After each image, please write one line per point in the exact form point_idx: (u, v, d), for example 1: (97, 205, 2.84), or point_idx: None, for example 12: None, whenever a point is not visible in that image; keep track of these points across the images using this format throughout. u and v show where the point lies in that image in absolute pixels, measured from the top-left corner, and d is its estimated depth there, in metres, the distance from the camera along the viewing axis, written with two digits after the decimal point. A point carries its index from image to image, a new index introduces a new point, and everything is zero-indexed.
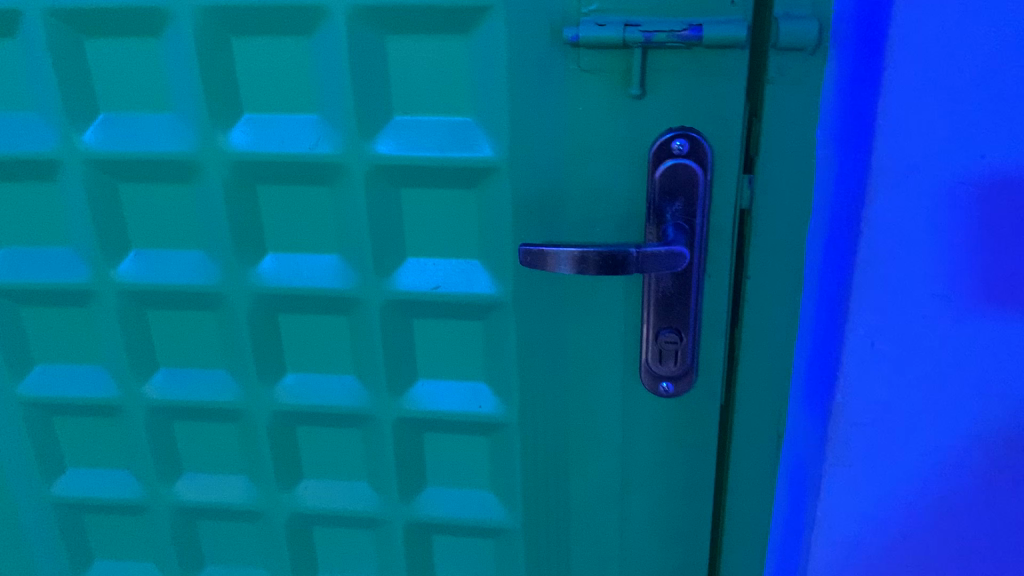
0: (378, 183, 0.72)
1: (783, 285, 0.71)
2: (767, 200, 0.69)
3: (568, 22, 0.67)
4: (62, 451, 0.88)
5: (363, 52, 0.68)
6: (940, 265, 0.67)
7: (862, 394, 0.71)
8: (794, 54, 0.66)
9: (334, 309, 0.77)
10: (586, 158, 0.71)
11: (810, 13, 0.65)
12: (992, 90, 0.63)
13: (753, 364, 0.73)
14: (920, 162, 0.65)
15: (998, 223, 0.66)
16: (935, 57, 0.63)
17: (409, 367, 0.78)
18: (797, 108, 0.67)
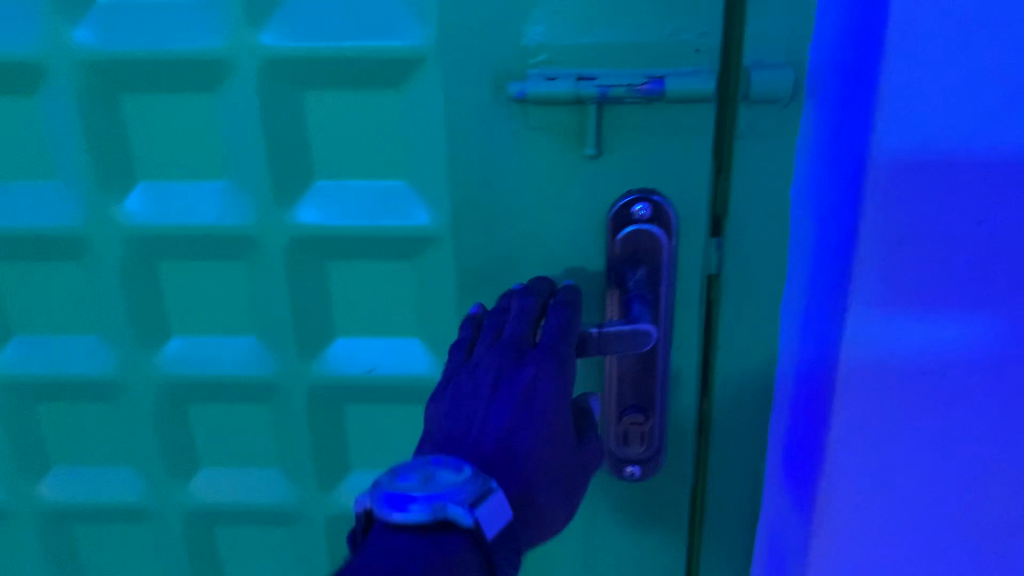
0: (296, 256, 0.68)
1: (755, 357, 0.70)
2: (738, 263, 0.67)
3: (513, 75, 0.61)
4: None
5: (281, 108, 0.63)
6: (933, 340, 0.62)
7: (848, 483, 0.66)
8: (766, 106, 0.61)
9: (252, 397, 0.74)
10: (533, 224, 0.65)
11: (785, 61, 0.60)
12: (996, 138, 0.56)
13: (725, 438, 0.73)
14: (917, 220, 0.58)
15: (998, 289, 0.60)
16: (931, 93, 0.55)
17: (343, 460, 0.77)
18: (768, 168, 0.63)
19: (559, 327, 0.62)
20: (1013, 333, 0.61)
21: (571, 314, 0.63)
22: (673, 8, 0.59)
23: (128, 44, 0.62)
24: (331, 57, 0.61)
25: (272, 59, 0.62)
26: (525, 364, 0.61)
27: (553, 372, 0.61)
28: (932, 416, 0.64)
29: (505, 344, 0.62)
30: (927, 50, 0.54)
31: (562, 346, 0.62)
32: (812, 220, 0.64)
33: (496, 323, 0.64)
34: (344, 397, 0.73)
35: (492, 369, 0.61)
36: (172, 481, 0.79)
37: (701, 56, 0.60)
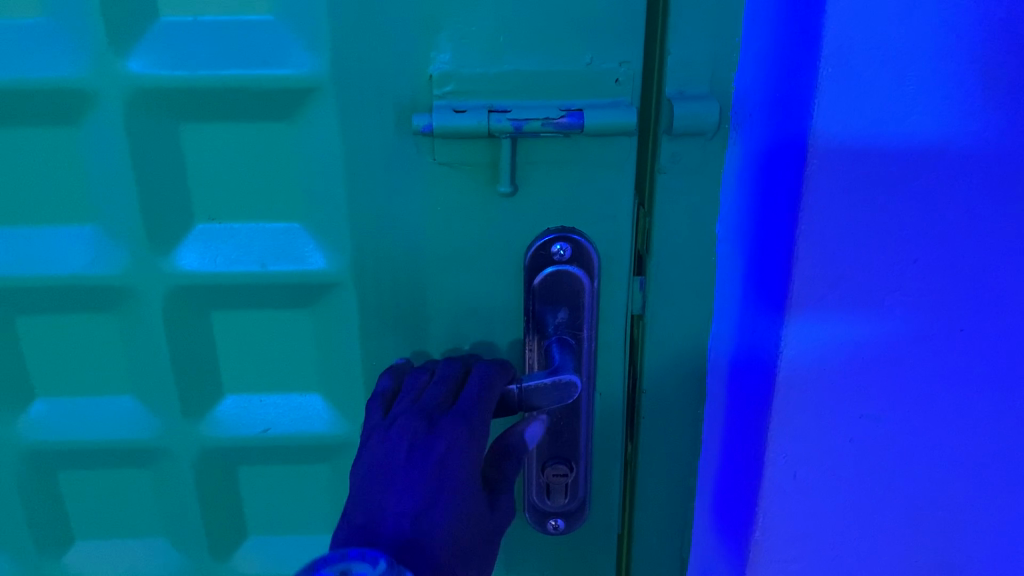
0: (178, 306, 0.61)
1: (682, 402, 0.65)
2: (662, 304, 0.62)
3: (417, 107, 0.55)
4: None
5: (154, 144, 0.56)
6: (869, 383, 0.58)
7: (781, 529, 0.63)
8: (690, 140, 0.57)
9: (134, 461, 0.66)
10: (444, 268, 0.60)
11: (709, 91, 0.56)
12: (928, 174, 0.53)
13: (651, 489, 0.68)
14: (851, 258, 0.55)
15: (933, 330, 0.57)
16: (864, 124, 0.51)
17: (238, 524, 0.69)
18: (687, 206, 0.59)
19: (478, 395, 0.57)
20: (948, 373, 0.58)
21: (492, 382, 0.58)
22: (591, 36, 0.54)
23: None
24: (210, 87, 0.54)
25: (141, 89, 0.54)
26: (438, 435, 0.56)
27: (467, 440, 0.56)
28: (866, 461, 0.61)
29: (418, 412, 0.56)
30: (858, 82, 0.50)
31: (478, 416, 0.57)
32: (742, 258, 0.59)
33: (415, 384, 0.59)
34: (236, 458, 0.66)
35: (404, 441, 0.55)
36: (42, 560, 0.70)
37: (622, 87, 0.56)
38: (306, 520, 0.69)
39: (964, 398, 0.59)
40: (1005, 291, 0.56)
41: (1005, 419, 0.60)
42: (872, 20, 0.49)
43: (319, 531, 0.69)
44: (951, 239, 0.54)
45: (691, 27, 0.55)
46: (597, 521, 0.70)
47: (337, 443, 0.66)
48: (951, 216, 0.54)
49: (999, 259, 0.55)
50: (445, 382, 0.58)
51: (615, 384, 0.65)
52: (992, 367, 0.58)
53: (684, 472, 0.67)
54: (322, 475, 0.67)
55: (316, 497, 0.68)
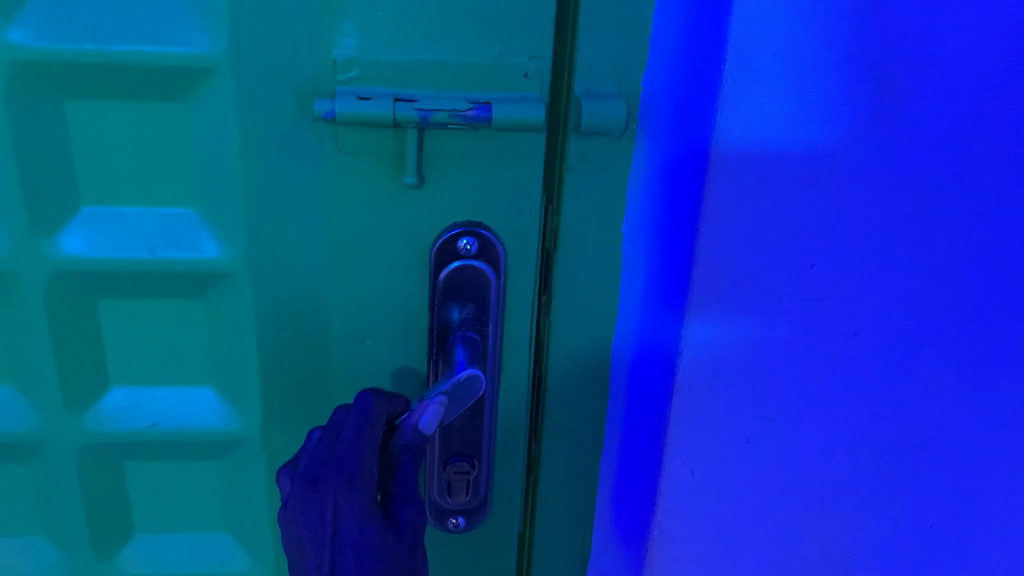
0: (60, 293, 0.57)
1: (585, 404, 0.64)
2: (566, 303, 0.61)
3: (319, 93, 0.54)
4: None
5: (35, 121, 0.53)
6: (770, 382, 0.60)
7: (680, 521, 0.64)
8: (598, 138, 0.56)
9: (10, 455, 0.63)
10: (346, 259, 0.59)
11: (616, 91, 0.55)
12: (830, 183, 0.54)
13: (553, 488, 0.67)
14: (753, 264, 0.56)
15: (835, 327, 0.58)
16: (763, 128, 0.52)
17: (124, 521, 0.66)
18: (593, 206, 0.58)
19: (353, 445, 0.57)
20: (848, 370, 0.60)
21: (367, 424, 0.57)
22: (498, 29, 0.54)
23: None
24: (98, 62, 0.51)
25: (21, 62, 0.51)
26: (324, 494, 0.56)
27: (352, 488, 0.56)
28: (763, 457, 0.62)
29: (302, 476, 0.57)
30: (761, 87, 0.51)
31: (355, 457, 0.57)
32: (647, 260, 0.59)
33: (309, 442, 0.59)
34: (123, 453, 0.64)
35: (296, 505, 0.56)
36: None
37: (530, 82, 0.55)
38: (196, 516, 0.67)
39: (862, 402, 0.61)
40: (905, 296, 0.58)
41: (888, 433, 0.62)
42: (772, 34, 0.50)
43: (210, 528, 0.67)
44: (849, 242, 0.56)
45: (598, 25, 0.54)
46: (498, 519, 0.69)
47: (231, 437, 0.64)
48: (851, 215, 0.55)
49: (901, 256, 0.56)
50: (330, 432, 0.59)
51: (519, 382, 0.65)
52: (892, 367, 0.60)
53: (587, 474, 0.67)
54: (214, 471, 0.65)
55: (208, 494, 0.66)
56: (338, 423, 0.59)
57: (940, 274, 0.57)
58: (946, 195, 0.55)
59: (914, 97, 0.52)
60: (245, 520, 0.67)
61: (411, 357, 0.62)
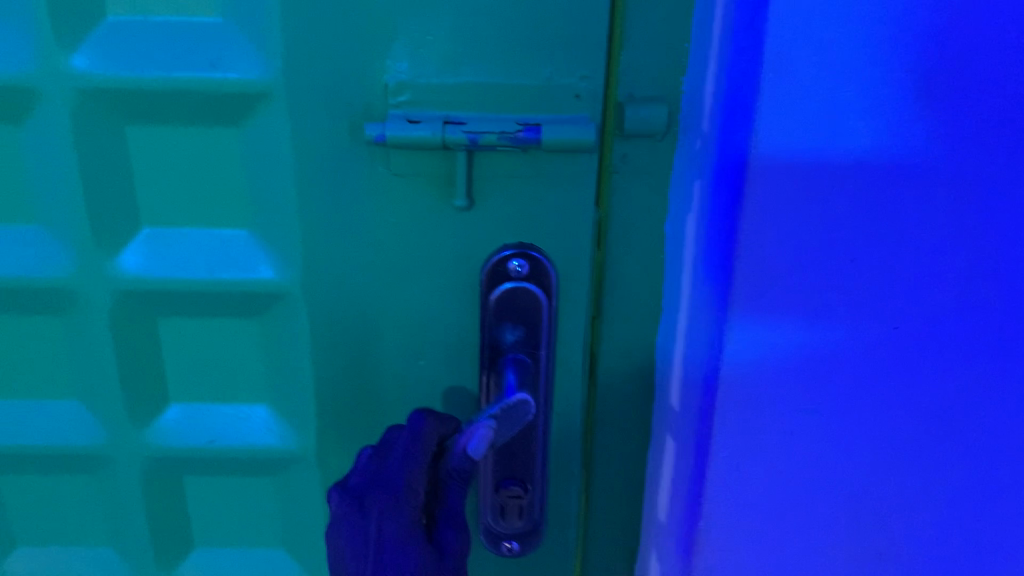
0: (124, 312, 0.59)
1: (633, 403, 0.65)
2: (615, 306, 0.62)
3: (371, 116, 0.54)
4: None
5: (97, 146, 0.54)
6: (816, 385, 0.52)
7: (722, 543, 0.56)
8: (641, 139, 0.57)
9: (77, 467, 0.65)
10: (397, 280, 0.59)
11: (658, 95, 0.55)
12: (871, 170, 0.48)
13: (602, 485, 0.68)
14: (793, 270, 0.49)
15: (886, 325, 0.51)
16: (799, 99, 0.46)
17: (184, 534, 0.68)
18: (639, 206, 0.59)
19: (401, 465, 0.57)
20: (903, 375, 0.52)
21: (416, 446, 0.57)
22: (549, 50, 0.54)
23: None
24: (158, 89, 0.52)
25: (85, 90, 0.52)
26: (368, 511, 0.56)
27: (396, 507, 0.56)
28: (809, 470, 0.55)
29: (348, 493, 0.57)
30: (800, 51, 0.45)
31: (401, 475, 0.57)
32: (687, 274, 0.57)
33: (361, 460, 0.59)
34: (184, 467, 0.65)
35: (340, 523, 0.57)
36: None
37: (583, 103, 0.55)
38: (253, 532, 0.68)
39: (919, 415, 0.53)
40: (958, 300, 0.51)
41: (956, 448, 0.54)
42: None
43: (266, 543, 0.68)
44: (902, 229, 0.49)
45: (646, 38, 0.54)
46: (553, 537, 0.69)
47: (285, 455, 0.64)
48: (899, 205, 0.48)
49: (961, 251, 0.50)
50: (381, 451, 0.59)
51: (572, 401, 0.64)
52: (954, 374, 0.52)
53: (637, 470, 0.67)
54: (269, 488, 0.66)
55: (263, 509, 0.67)
56: (388, 444, 0.59)
57: (995, 275, 0.50)
58: (1003, 194, 0.49)
59: (957, 93, 0.47)
60: (299, 537, 0.67)
61: (462, 376, 0.62)
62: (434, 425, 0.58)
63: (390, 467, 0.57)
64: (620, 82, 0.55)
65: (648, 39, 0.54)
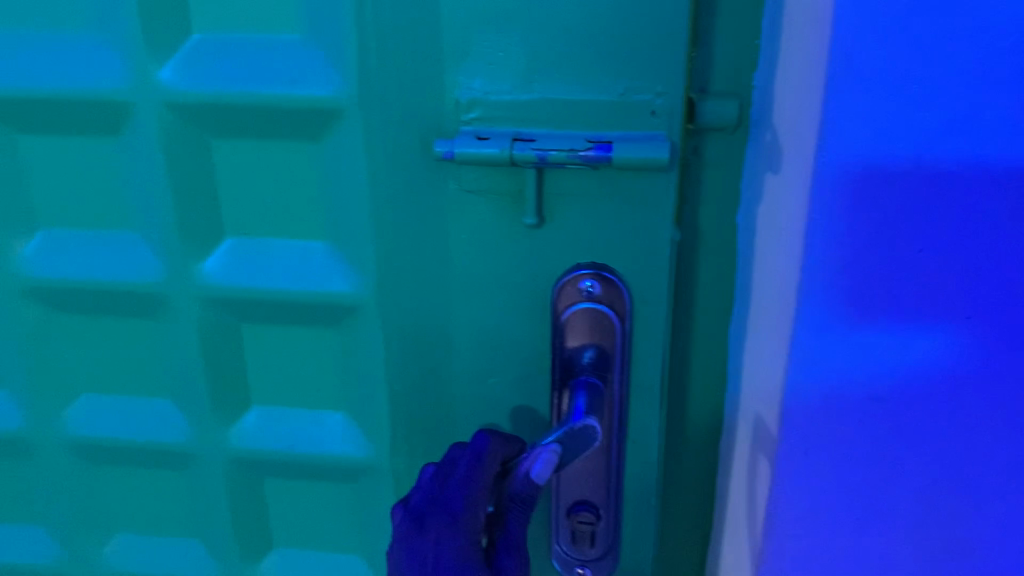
0: (211, 317, 0.61)
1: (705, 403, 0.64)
2: (689, 306, 0.61)
3: (444, 132, 0.54)
4: None
5: (187, 159, 0.56)
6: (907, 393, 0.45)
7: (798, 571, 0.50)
8: (714, 133, 0.56)
9: (170, 462, 0.68)
10: (469, 295, 0.58)
11: (732, 89, 0.54)
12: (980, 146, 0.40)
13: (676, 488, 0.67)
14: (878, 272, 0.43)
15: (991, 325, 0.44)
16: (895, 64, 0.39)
17: (267, 533, 0.70)
18: (714, 199, 0.58)
19: (460, 487, 0.56)
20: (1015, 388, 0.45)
21: (477, 469, 0.56)
22: (625, 65, 0.52)
23: (11, 83, 0.55)
24: (241, 104, 0.54)
25: (177, 105, 0.55)
26: (426, 533, 0.56)
27: (452, 531, 0.55)
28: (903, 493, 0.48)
29: (410, 513, 0.57)
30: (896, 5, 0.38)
31: (459, 498, 0.56)
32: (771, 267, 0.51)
33: (424, 478, 0.59)
34: (266, 468, 0.67)
35: (401, 544, 0.57)
36: (83, 553, 0.72)
37: (658, 120, 0.53)
38: (329, 537, 0.69)
39: None
40: None
41: None
42: None
43: (343, 549, 0.69)
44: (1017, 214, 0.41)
45: (723, 33, 0.53)
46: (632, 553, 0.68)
47: (359, 464, 0.65)
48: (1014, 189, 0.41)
49: None
50: (443, 470, 0.58)
51: (650, 426, 0.62)
52: None
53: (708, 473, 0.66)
54: (346, 495, 0.67)
55: (340, 516, 0.68)
56: (451, 462, 0.58)
57: None
58: None
59: None
60: (374, 546, 0.68)
61: (535, 396, 0.61)
62: (497, 447, 0.58)
63: (449, 488, 0.57)
64: (695, 79, 0.54)
65: (726, 38, 0.53)
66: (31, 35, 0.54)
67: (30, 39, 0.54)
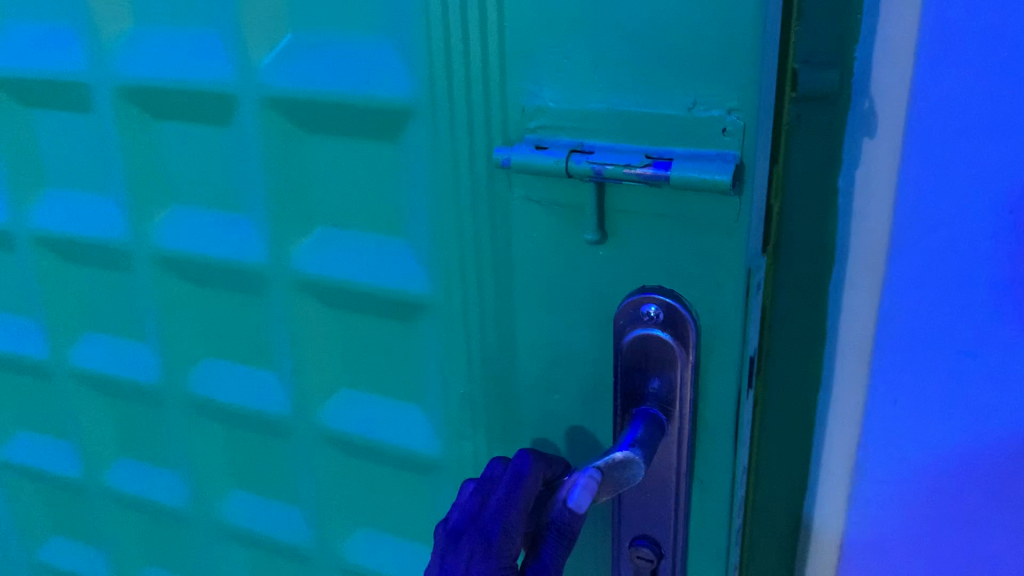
0: (303, 300, 0.65)
1: (800, 397, 0.59)
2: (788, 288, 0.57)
3: (508, 139, 0.53)
4: (40, 521, 0.93)
5: (283, 150, 0.60)
6: (987, 325, 0.52)
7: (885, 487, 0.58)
8: (814, 104, 0.52)
9: (274, 429, 0.73)
10: (532, 309, 0.57)
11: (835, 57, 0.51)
12: None
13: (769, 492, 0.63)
14: (962, 175, 0.49)
15: None
16: (965, 57, 0.47)
17: (352, 511, 0.73)
18: (815, 176, 0.54)
19: (497, 510, 0.55)
20: None
21: (516, 489, 0.55)
22: (696, 77, 0.48)
23: (145, 73, 0.61)
24: (326, 100, 0.56)
25: (275, 99, 0.58)
26: (460, 552, 0.55)
27: (486, 553, 0.54)
28: (981, 424, 0.54)
29: (447, 531, 0.56)
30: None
31: (496, 522, 0.55)
32: (879, 200, 0.52)
33: (466, 493, 0.58)
34: (350, 450, 0.70)
35: (436, 562, 0.56)
36: (207, 499, 0.80)
37: (730, 139, 0.48)
38: (405, 524, 0.71)
39: None
40: None
41: None
42: None
43: (417, 538, 0.71)
44: None
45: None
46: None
47: (430, 459, 0.66)
48: None
49: None
50: (484, 487, 0.57)
51: (720, 469, 0.57)
52: None
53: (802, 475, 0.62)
54: (419, 488, 0.68)
55: (414, 508, 0.69)
56: (491, 481, 0.57)
57: None
58: None
59: None
60: None
61: (598, 419, 0.58)
62: (539, 469, 0.56)
63: (487, 508, 0.56)
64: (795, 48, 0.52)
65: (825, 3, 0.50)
66: (161, 30, 0.60)
67: (161, 34, 0.60)
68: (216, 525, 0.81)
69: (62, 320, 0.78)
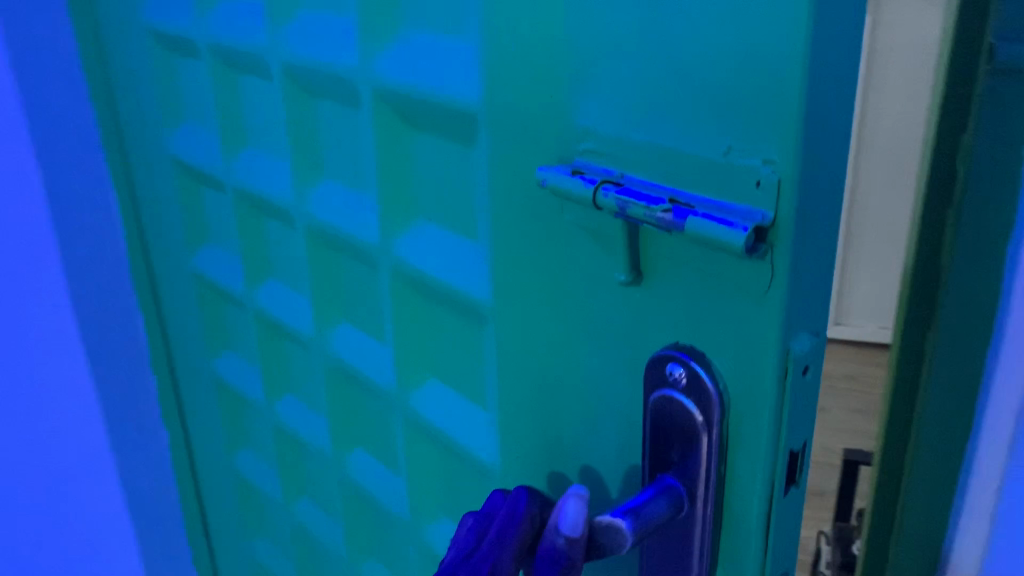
0: (403, 285, 0.67)
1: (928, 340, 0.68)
2: (961, 255, 0.63)
3: (560, 159, 0.50)
4: (238, 431, 1.06)
5: (394, 138, 0.62)
6: None
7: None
8: (1003, 78, 0.58)
9: (383, 402, 0.76)
10: (575, 339, 0.53)
11: None
12: None
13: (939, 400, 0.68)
14: None
15: None
16: None
17: (437, 497, 0.74)
18: (1004, 144, 0.60)
19: (490, 548, 0.53)
20: None
21: (509, 529, 0.53)
22: (732, 118, 0.41)
23: (300, 53, 0.66)
24: (420, 97, 0.57)
25: (383, 90, 0.60)
26: None
27: None
28: None
29: (442, 565, 0.55)
30: None
31: (487, 561, 0.53)
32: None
33: (466, 526, 0.57)
34: (433, 440, 0.71)
35: None
36: (334, 452, 0.86)
37: (762, 194, 0.40)
38: None
39: None
40: None
41: None
42: None
43: None
44: None
45: None
46: (881, 523, 0.76)
47: (487, 471, 0.65)
48: None
49: None
50: (483, 521, 0.56)
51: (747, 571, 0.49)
52: None
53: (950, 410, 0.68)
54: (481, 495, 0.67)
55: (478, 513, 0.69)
56: (489, 516, 0.56)
57: None
58: None
59: None
60: None
61: (632, 474, 0.53)
62: (533, 510, 0.54)
63: (481, 544, 0.54)
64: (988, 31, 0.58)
65: None
66: (315, 15, 0.65)
67: (314, 18, 0.65)
68: (342, 476, 0.87)
69: (252, 264, 0.88)
